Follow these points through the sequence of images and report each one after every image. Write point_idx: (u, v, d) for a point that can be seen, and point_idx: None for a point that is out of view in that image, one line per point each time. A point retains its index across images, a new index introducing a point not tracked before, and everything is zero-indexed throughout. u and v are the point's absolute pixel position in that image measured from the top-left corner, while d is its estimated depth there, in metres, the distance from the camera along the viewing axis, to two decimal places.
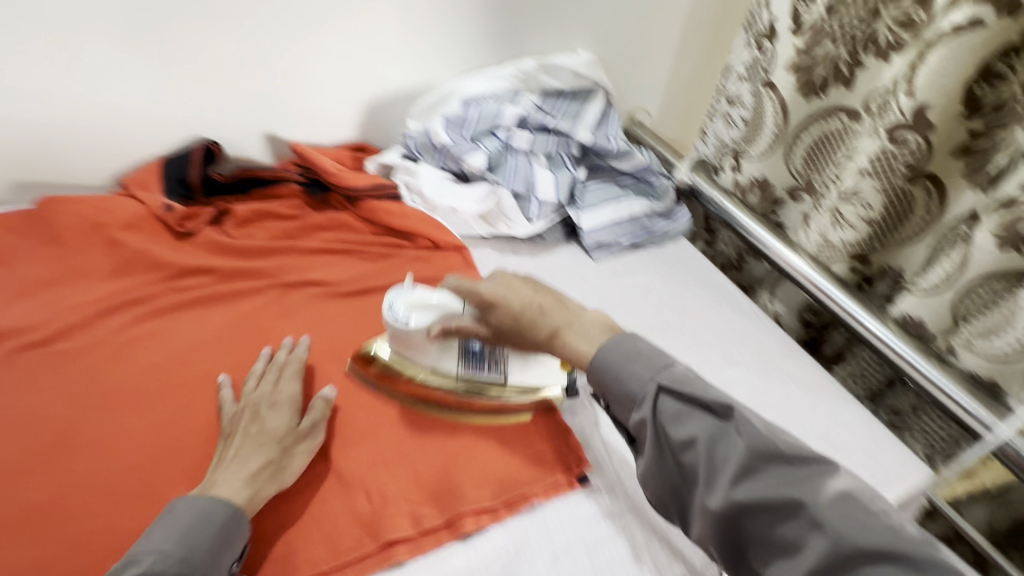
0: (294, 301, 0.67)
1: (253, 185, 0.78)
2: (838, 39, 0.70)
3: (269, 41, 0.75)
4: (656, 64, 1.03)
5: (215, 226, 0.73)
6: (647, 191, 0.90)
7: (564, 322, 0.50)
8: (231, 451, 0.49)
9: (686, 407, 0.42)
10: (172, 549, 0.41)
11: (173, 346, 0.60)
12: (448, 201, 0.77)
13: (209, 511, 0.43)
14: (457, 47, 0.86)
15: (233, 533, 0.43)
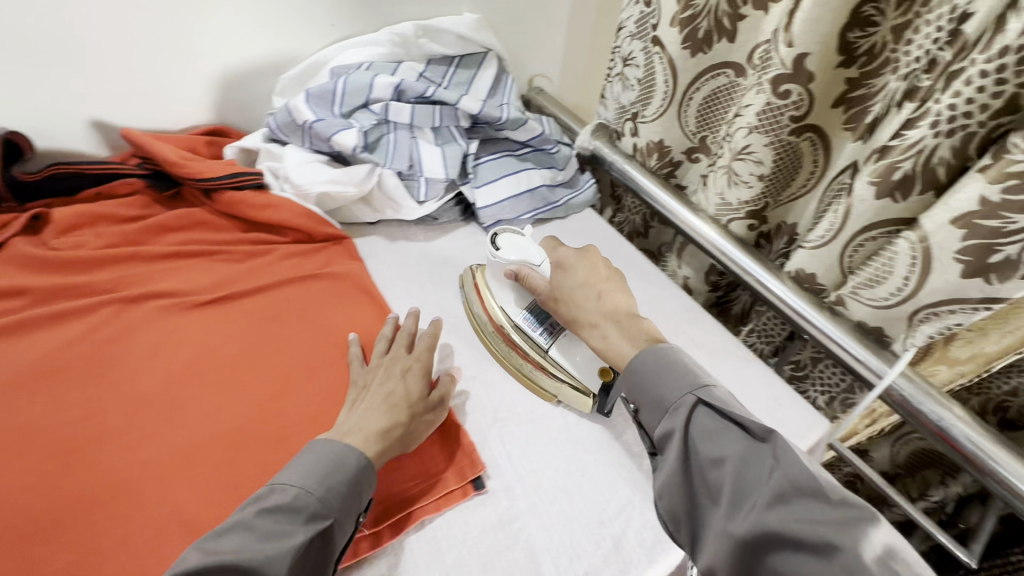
0: (134, 319, 0.56)
1: (79, 183, 0.65)
2: None
3: (67, 5, 0.61)
4: (550, 26, 0.97)
5: (31, 235, 0.61)
6: (547, 161, 0.86)
7: (611, 314, 0.53)
8: (364, 403, 0.50)
9: (723, 423, 0.43)
10: (315, 487, 0.42)
11: None
12: (320, 186, 0.68)
13: (341, 456, 0.44)
14: (320, 10, 0.76)
15: (362, 481, 0.44)
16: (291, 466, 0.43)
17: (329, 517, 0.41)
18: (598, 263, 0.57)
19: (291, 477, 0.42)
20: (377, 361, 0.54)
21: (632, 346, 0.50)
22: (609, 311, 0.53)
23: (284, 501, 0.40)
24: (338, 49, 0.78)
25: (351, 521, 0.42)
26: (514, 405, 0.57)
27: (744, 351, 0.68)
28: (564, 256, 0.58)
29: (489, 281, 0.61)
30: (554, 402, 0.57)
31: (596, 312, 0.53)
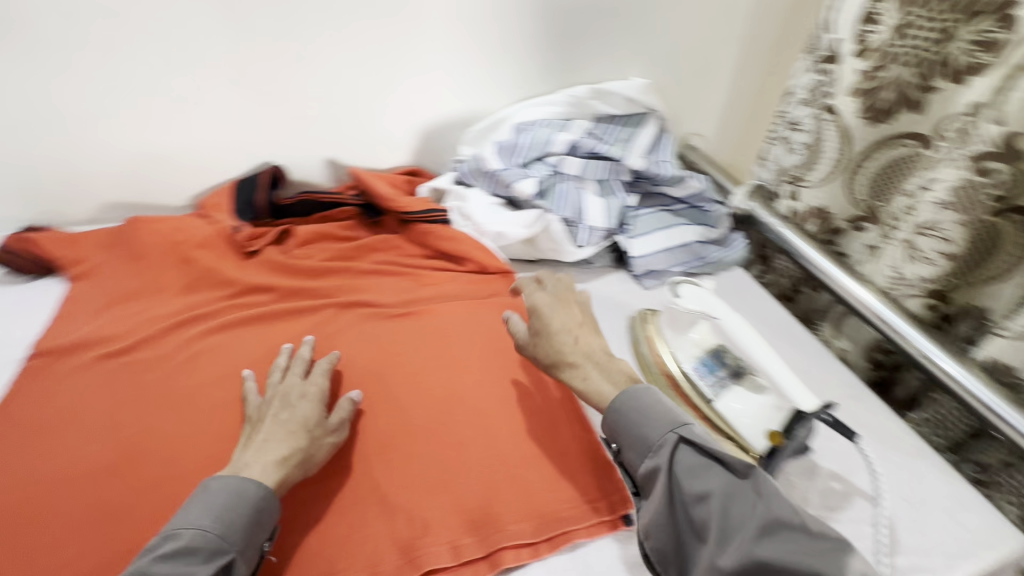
0: (345, 322, 0.67)
1: (314, 208, 0.81)
2: (910, 62, 0.66)
3: (332, 68, 0.78)
4: (712, 89, 1.01)
5: (278, 245, 0.77)
6: (701, 218, 0.88)
7: (587, 357, 0.56)
8: (260, 435, 0.50)
9: (706, 461, 0.45)
10: (213, 527, 0.42)
11: (229, 361, 0.61)
12: (497, 225, 0.77)
13: (243, 490, 0.44)
14: (512, 76, 0.88)
15: (262, 516, 0.44)
16: (192, 507, 0.43)
17: (230, 553, 0.42)
18: (571, 309, 0.61)
19: (185, 518, 0.42)
20: (271, 391, 0.54)
21: (615, 388, 0.54)
22: (593, 355, 0.57)
23: (181, 545, 0.40)
24: (517, 109, 0.88)
25: (253, 553, 0.43)
26: None
27: (916, 439, 0.63)
28: (541, 300, 0.60)
29: (663, 325, 0.67)
30: None
31: (569, 354, 0.56)
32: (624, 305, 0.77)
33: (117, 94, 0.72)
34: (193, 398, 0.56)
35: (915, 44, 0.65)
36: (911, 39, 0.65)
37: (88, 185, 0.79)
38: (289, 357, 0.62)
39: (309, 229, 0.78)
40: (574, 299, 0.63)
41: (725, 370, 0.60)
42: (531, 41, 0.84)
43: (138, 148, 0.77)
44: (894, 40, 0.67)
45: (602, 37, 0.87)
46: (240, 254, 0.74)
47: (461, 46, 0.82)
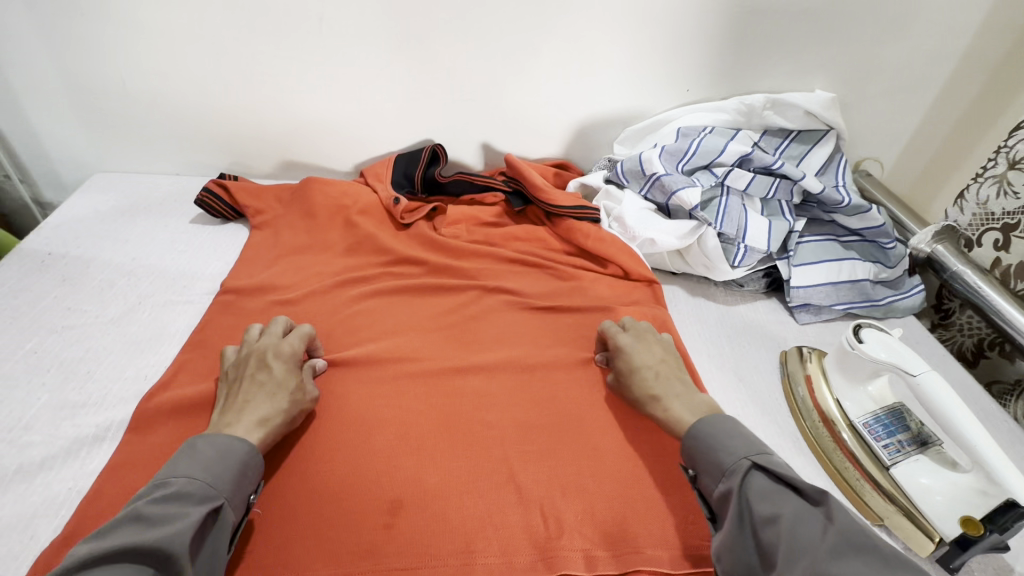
0: (488, 305, 0.68)
1: (466, 190, 0.83)
2: None
3: (508, 55, 0.78)
4: (907, 112, 0.89)
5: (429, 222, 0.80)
6: (877, 255, 0.77)
7: (676, 391, 0.52)
8: (239, 395, 0.49)
9: (781, 487, 0.41)
10: (201, 476, 0.41)
11: (382, 327, 0.64)
12: (649, 232, 0.73)
13: (229, 447, 0.44)
14: (684, 76, 0.82)
15: (248, 468, 0.44)
16: (189, 456, 0.42)
17: (219, 499, 0.41)
18: (654, 347, 0.57)
19: (179, 468, 0.41)
20: (250, 346, 0.53)
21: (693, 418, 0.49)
22: (673, 387, 0.53)
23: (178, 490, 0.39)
24: (684, 111, 0.84)
25: (241, 501, 0.43)
26: None
27: None
28: (625, 341, 0.58)
29: (828, 367, 0.60)
30: (877, 524, 0.51)
31: (649, 388, 0.53)
32: (775, 337, 0.71)
33: (312, 63, 0.77)
34: (361, 350, 0.60)
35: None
36: None
37: (273, 143, 0.87)
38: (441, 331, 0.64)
39: (458, 210, 0.80)
40: (656, 337, 0.59)
41: (907, 435, 0.53)
42: (712, 42, 0.79)
43: (320, 113, 0.83)
44: None
45: (792, 43, 0.80)
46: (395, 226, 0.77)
47: (638, 41, 0.78)
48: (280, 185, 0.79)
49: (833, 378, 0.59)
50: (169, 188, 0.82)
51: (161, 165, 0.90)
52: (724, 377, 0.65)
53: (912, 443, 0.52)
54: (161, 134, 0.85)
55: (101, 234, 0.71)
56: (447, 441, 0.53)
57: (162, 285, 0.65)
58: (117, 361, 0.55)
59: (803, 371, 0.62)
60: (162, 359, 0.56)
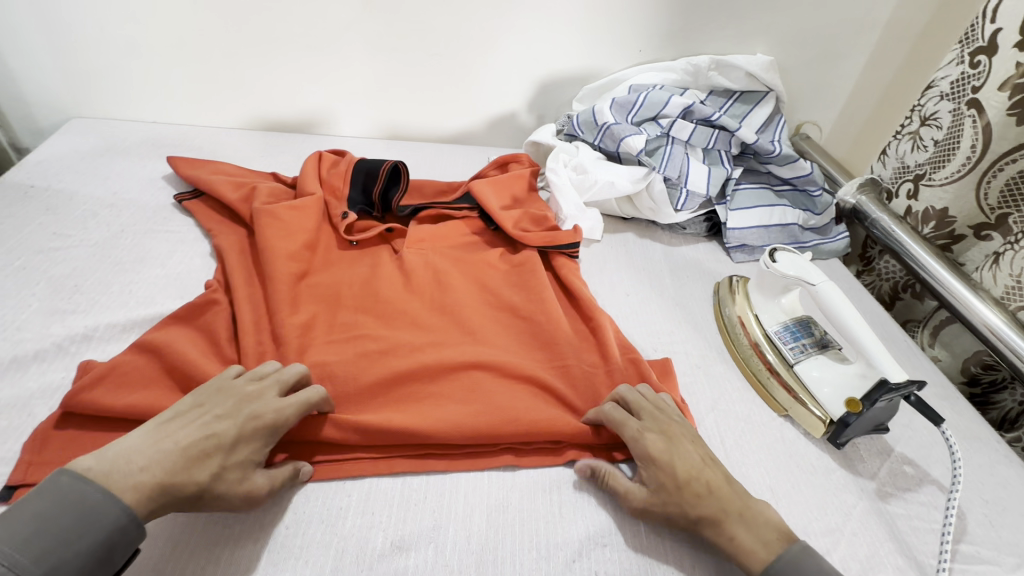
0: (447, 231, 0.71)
1: (426, 212, 0.73)
2: None
3: (472, 10, 0.83)
4: (840, 77, 0.97)
5: (381, 242, 0.70)
6: (805, 203, 0.86)
7: (737, 512, 0.45)
8: (171, 441, 0.41)
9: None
10: (34, 568, 0.34)
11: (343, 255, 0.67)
12: (606, 176, 0.79)
13: (98, 515, 0.37)
14: (638, 37, 0.89)
15: (116, 549, 0.37)
16: (21, 516, 0.35)
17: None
18: (688, 446, 0.48)
19: (0, 541, 0.34)
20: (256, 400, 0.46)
21: (769, 553, 0.43)
22: (730, 501, 0.45)
23: None
24: (636, 71, 0.90)
25: None
26: (732, 404, 0.60)
27: (1004, 448, 0.60)
28: (654, 440, 0.48)
29: (750, 290, 0.68)
30: (781, 414, 0.59)
31: (702, 507, 0.45)
32: (713, 272, 0.79)
33: (283, 11, 0.81)
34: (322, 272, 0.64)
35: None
36: None
37: (249, 95, 0.91)
38: (401, 280, 0.64)
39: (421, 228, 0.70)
40: (677, 426, 0.50)
41: (811, 340, 0.61)
42: (660, 5, 0.85)
43: (293, 66, 0.87)
44: None
45: (734, 8, 0.87)
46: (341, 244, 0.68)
47: (595, 2, 0.84)
48: (220, 168, 0.74)
49: (751, 302, 0.67)
50: (147, 135, 0.86)
51: (136, 114, 0.92)
52: (663, 303, 0.72)
53: (812, 345, 0.61)
54: (137, 83, 0.88)
55: (82, 172, 0.74)
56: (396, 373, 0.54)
57: (142, 216, 0.69)
58: (103, 279, 0.60)
59: (723, 304, 0.70)
60: (144, 278, 0.61)
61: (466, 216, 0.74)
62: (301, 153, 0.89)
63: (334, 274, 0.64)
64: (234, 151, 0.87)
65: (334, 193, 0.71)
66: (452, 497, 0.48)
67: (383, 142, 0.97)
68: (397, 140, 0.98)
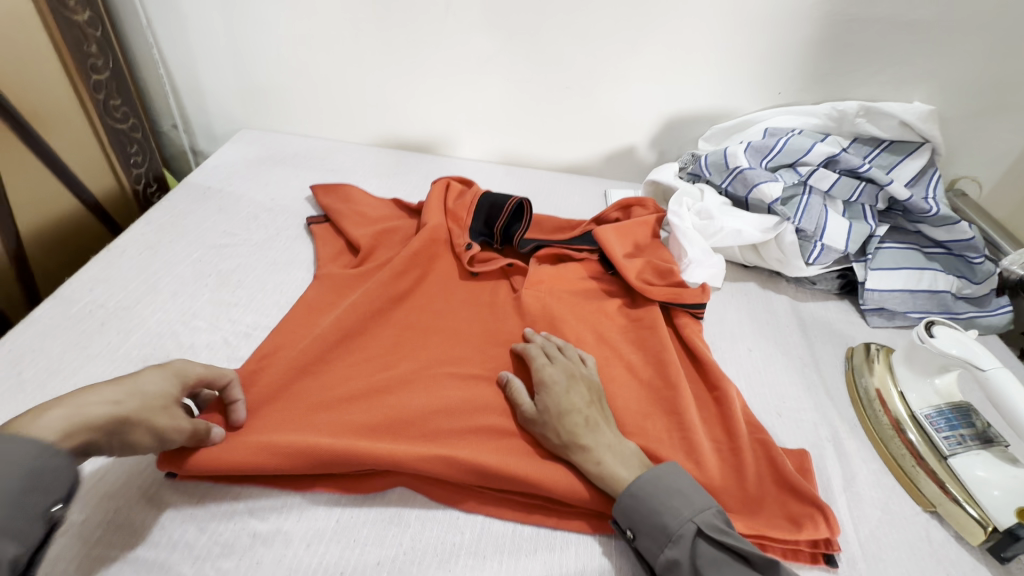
0: (565, 275, 0.72)
1: (547, 253, 0.75)
2: None
3: (608, 48, 0.84)
4: (1015, 131, 0.87)
5: (498, 276, 0.73)
6: (962, 270, 0.77)
7: (604, 439, 0.51)
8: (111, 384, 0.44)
9: (722, 555, 0.45)
10: None
11: (457, 292, 0.70)
12: (733, 223, 0.76)
13: (20, 456, 0.37)
14: (778, 79, 0.85)
15: (46, 478, 0.37)
16: None
17: None
18: (581, 387, 0.55)
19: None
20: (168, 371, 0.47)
21: (630, 474, 0.50)
22: (600, 431, 0.52)
23: None
24: (771, 114, 0.87)
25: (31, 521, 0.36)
26: (867, 488, 0.54)
27: None
28: (554, 377, 0.55)
29: (896, 364, 0.61)
30: (928, 510, 0.53)
31: (579, 434, 0.51)
32: (845, 334, 0.73)
33: (431, 42, 0.87)
34: (441, 308, 0.68)
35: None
36: None
37: (389, 116, 0.98)
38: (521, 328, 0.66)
39: (541, 268, 0.72)
40: (580, 371, 0.57)
41: (970, 431, 0.54)
42: (807, 47, 0.81)
43: (431, 92, 0.93)
44: None
45: (892, 53, 0.81)
46: (461, 274, 0.73)
47: (736, 41, 0.82)
48: (356, 190, 0.80)
49: (895, 378, 0.60)
50: (300, 148, 0.96)
51: (290, 127, 1.03)
52: (789, 363, 0.67)
53: (974, 440, 0.53)
54: (296, 100, 0.99)
55: (247, 177, 0.84)
56: (513, 422, 0.55)
57: (293, 222, 0.77)
58: (260, 277, 0.68)
59: (860, 375, 0.64)
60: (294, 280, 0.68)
61: (585, 260, 0.75)
62: (428, 173, 0.94)
63: (452, 312, 0.67)
64: (370, 167, 0.94)
65: (460, 223, 0.76)
66: (562, 551, 0.48)
67: (502, 168, 1.01)
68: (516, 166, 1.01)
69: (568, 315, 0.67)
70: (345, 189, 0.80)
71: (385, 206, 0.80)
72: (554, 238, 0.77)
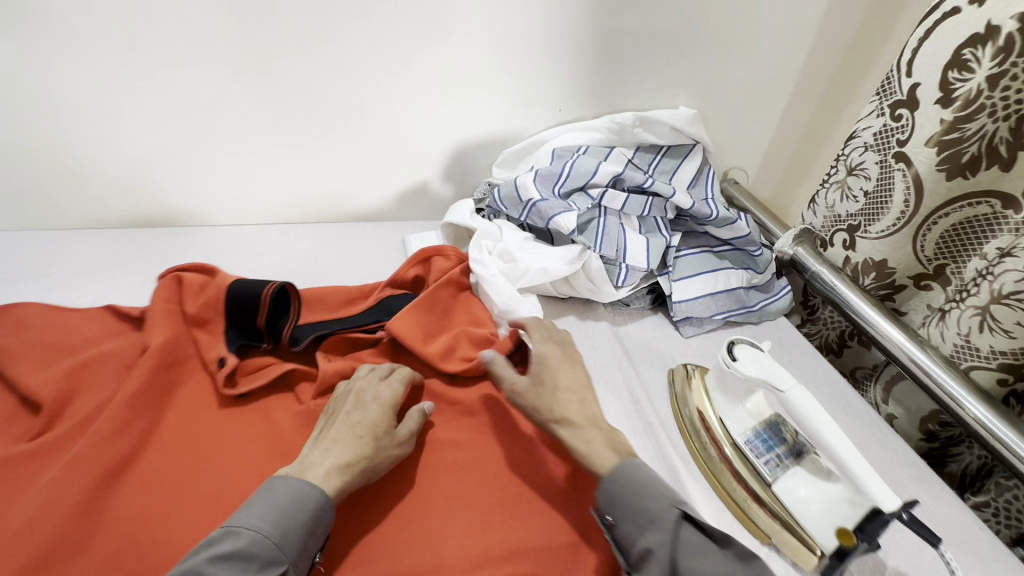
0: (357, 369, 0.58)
1: (335, 342, 0.61)
2: (998, 114, 0.63)
3: (367, 81, 0.72)
4: (763, 122, 0.95)
5: (272, 388, 0.57)
6: (747, 262, 0.81)
7: (595, 422, 0.52)
8: (330, 435, 0.49)
9: (707, 543, 0.42)
10: (269, 531, 0.41)
11: (207, 430, 0.52)
12: (538, 261, 0.69)
13: (304, 496, 0.43)
14: (556, 96, 0.81)
15: (318, 524, 0.43)
16: (249, 508, 0.42)
17: (283, 564, 0.40)
18: (574, 369, 0.57)
19: (246, 518, 0.41)
20: (352, 383, 0.55)
21: (613, 456, 0.49)
22: (595, 415, 0.53)
23: (237, 547, 0.39)
24: (558, 132, 0.82)
25: (306, 564, 0.42)
26: None
27: (989, 535, 0.56)
28: (547, 354, 0.58)
29: (709, 386, 0.60)
30: (765, 543, 0.51)
31: (567, 413, 0.52)
32: (665, 353, 0.71)
33: (128, 87, 0.66)
34: (182, 464, 0.48)
35: (1008, 94, 0.62)
36: (1007, 90, 0.61)
37: (99, 186, 0.75)
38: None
39: (328, 364, 0.58)
40: (574, 359, 0.59)
41: (785, 448, 0.54)
42: (575, 63, 0.78)
43: (149, 151, 0.72)
44: (987, 89, 0.62)
45: (652, 64, 0.81)
46: (218, 398, 0.54)
47: (506, 60, 0.75)
48: (36, 309, 0.57)
49: (711, 403, 0.59)
50: None
51: None
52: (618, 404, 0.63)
53: (787, 456, 0.53)
54: None
55: None
56: None
57: None
58: None
59: (682, 403, 0.61)
60: None
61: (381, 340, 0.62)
62: (168, 258, 0.73)
63: (198, 463, 0.49)
64: (82, 261, 0.72)
65: (209, 328, 0.58)
66: None
67: (275, 230, 0.84)
68: (295, 222, 0.85)
69: None
70: (19, 309, 0.57)
71: (85, 325, 0.57)
72: (339, 320, 0.63)
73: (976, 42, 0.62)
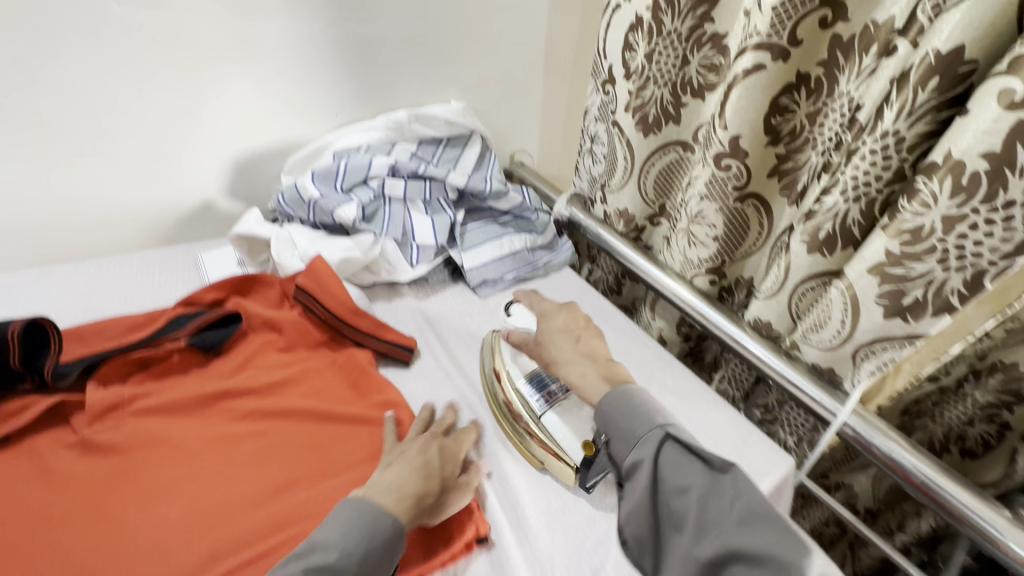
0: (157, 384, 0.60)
1: (115, 367, 0.59)
2: (660, 83, 0.80)
3: (117, 107, 0.73)
4: (529, 109, 1.11)
5: (45, 425, 0.55)
6: (528, 227, 0.94)
7: (587, 356, 0.62)
8: (395, 465, 0.53)
9: (687, 455, 0.51)
10: (346, 543, 0.44)
11: None
12: (334, 253, 0.76)
13: (374, 517, 0.46)
14: (328, 103, 0.87)
15: (391, 544, 0.46)
16: None
17: None
18: (581, 321, 0.68)
19: None
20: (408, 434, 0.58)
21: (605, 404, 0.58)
22: (591, 352, 0.63)
23: None
24: (338, 135, 0.87)
25: None
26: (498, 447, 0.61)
27: (711, 395, 0.73)
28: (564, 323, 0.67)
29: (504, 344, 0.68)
30: (540, 468, 0.59)
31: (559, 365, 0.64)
32: (462, 315, 0.80)
33: None
34: None
35: (663, 66, 0.78)
36: (659, 65, 0.78)
37: None
38: (96, 471, 0.51)
39: (105, 390, 0.56)
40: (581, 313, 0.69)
41: (556, 385, 0.63)
42: (338, 70, 0.84)
43: None
44: (648, 63, 0.78)
45: (415, 65, 0.91)
46: None
47: (267, 72, 0.79)
48: None
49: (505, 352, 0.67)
50: None
51: None
52: (420, 362, 0.71)
53: (556, 392, 0.62)
54: None
55: None
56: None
57: None
58: None
59: (489, 358, 0.68)
60: None
61: (168, 356, 0.62)
62: None
63: None
64: None
65: None
66: None
67: (41, 270, 0.78)
68: (69, 261, 0.81)
69: (161, 432, 0.55)
70: None
71: None
72: (112, 346, 0.60)
73: (634, 29, 0.78)
